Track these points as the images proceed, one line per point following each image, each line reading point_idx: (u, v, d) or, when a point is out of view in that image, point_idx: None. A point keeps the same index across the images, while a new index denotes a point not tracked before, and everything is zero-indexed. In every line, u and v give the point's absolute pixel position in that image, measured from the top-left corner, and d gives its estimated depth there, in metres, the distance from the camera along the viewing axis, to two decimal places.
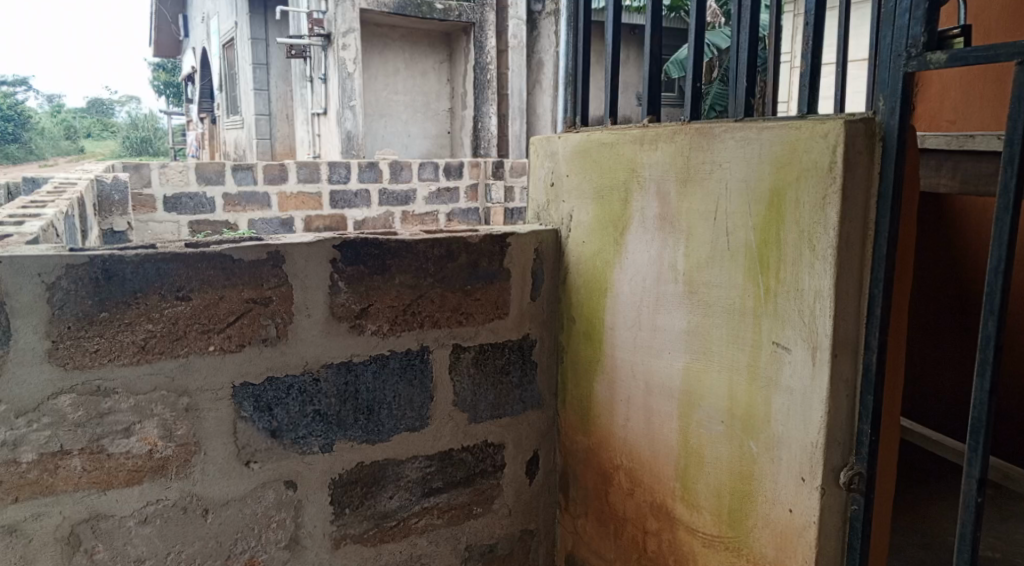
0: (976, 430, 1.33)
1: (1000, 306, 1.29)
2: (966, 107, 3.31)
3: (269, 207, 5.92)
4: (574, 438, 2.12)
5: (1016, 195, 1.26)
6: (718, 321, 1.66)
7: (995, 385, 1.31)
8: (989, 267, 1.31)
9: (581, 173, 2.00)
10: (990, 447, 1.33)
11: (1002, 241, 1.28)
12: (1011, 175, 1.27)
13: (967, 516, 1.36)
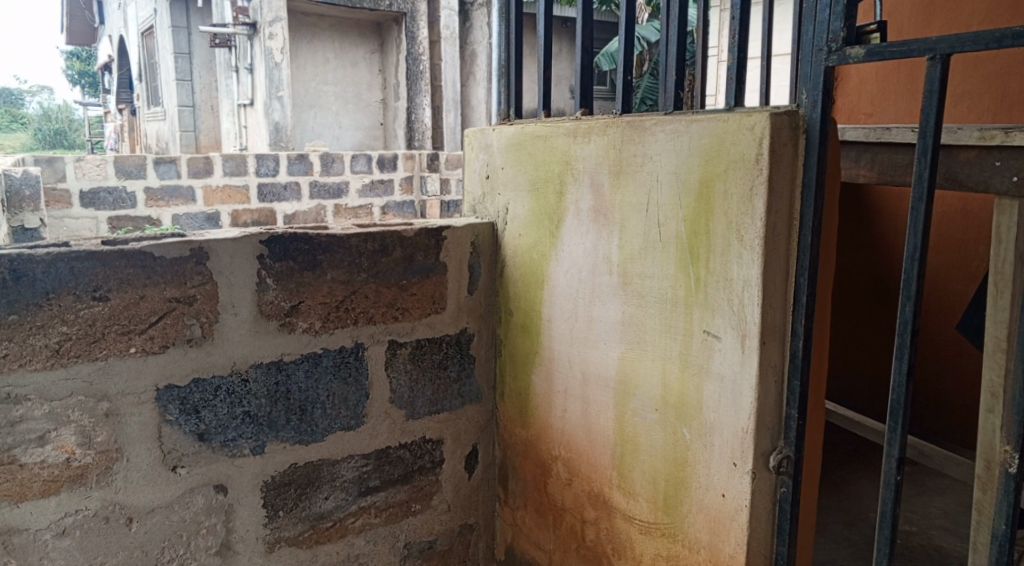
0: (895, 411, 1.37)
1: (917, 291, 1.33)
2: (883, 100, 3.40)
3: (194, 201, 5.77)
4: (512, 431, 2.11)
5: (929, 185, 1.30)
6: (651, 311, 1.68)
7: (913, 367, 1.35)
8: (906, 255, 1.35)
9: (516, 165, 1.99)
10: (909, 427, 1.37)
11: (917, 228, 1.32)
12: (924, 166, 1.31)
13: (888, 494, 1.40)
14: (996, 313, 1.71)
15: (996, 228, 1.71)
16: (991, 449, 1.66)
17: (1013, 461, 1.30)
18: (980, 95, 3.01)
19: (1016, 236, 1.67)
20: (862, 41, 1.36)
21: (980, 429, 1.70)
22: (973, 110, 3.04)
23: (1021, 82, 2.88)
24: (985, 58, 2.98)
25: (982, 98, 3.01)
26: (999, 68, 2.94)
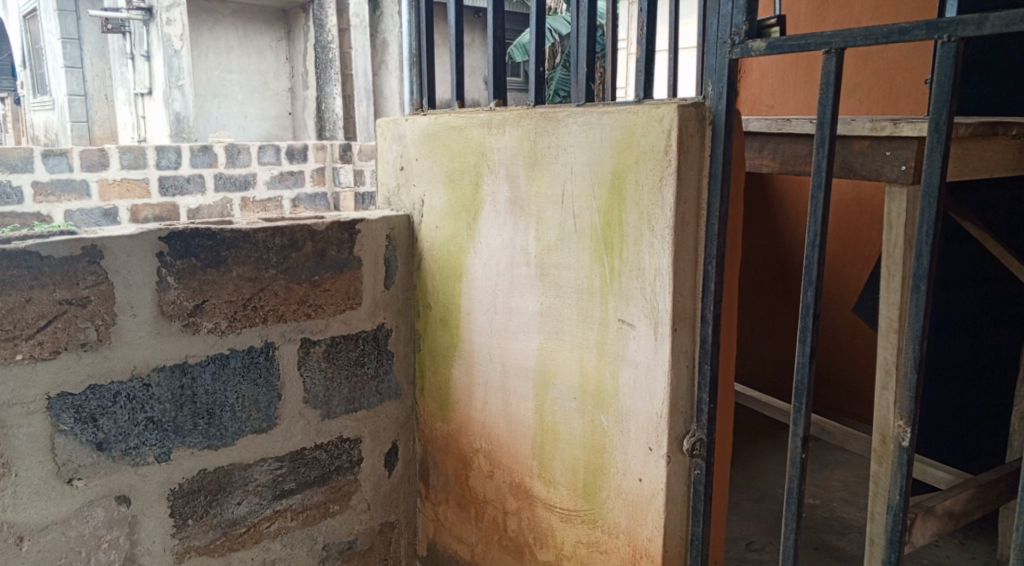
0: (799, 392, 1.41)
1: (818, 275, 1.36)
2: (784, 92, 3.50)
3: (90, 197, 5.00)
4: (433, 426, 2.09)
5: (827, 173, 1.33)
6: (568, 302, 1.68)
7: (815, 348, 1.39)
8: (807, 240, 1.38)
9: (431, 156, 1.96)
10: (813, 406, 1.41)
11: (817, 215, 1.35)
12: (823, 156, 1.34)
13: (793, 471, 1.44)
14: (888, 296, 1.80)
15: (886, 214, 1.77)
16: (886, 424, 1.84)
17: (905, 434, 1.35)
18: (869, 88, 3.13)
19: (905, 222, 1.74)
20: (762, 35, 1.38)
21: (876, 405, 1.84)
22: (865, 102, 3.15)
23: (909, 75, 3.00)
24: (874, 51, 3.10)
25: (872, 91, 3.13)
26: (887, 61, 3.07)
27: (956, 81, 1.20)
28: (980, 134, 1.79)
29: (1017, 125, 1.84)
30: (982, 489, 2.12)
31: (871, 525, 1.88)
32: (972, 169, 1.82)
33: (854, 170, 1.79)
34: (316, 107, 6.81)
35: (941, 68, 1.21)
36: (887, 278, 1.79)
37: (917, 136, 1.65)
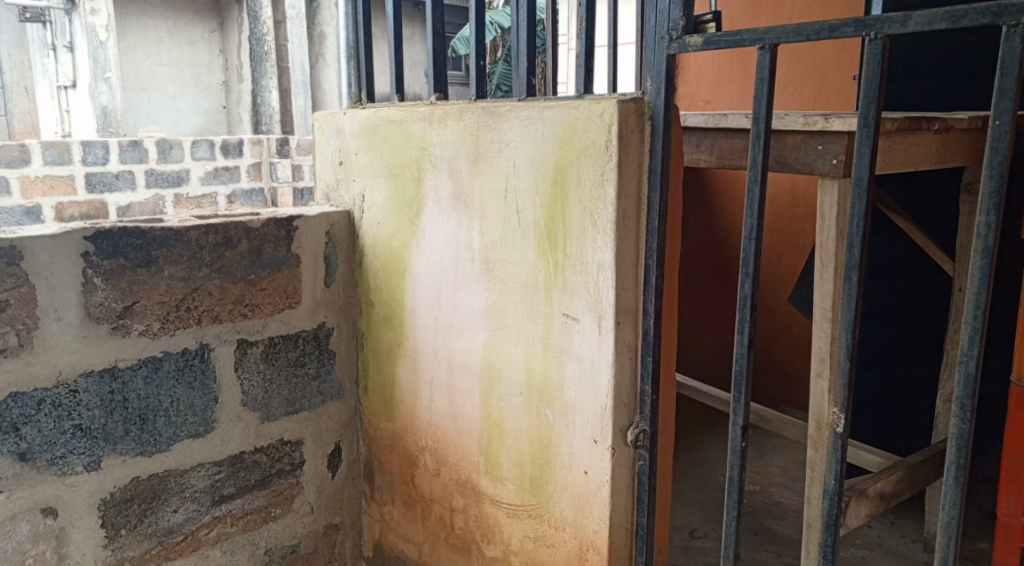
0: (738, 382, 1.42)
1: (755, 268, 1.37)
2: (721, 88, 3.55)
3: (8, 194, 4.64)
4: (377, 426, 2.06)
5: (763, 168, 1.34)
6: (513, 297, 1.67)
7: (754, 339, 1.41)
8: (744, 233, 1.39)
9: (371, 151, 1.93)
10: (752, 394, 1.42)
11: (753, 209, 1.36)
12: (759, 150, 1.35)
13: (734, 460, 1.45)
14: (822, 287, 1.83)
15: (819, 206, 1.80)
16: (820, 410, 1.89)
17: (839, 421, 1.36)
18: (801, 84, 3.19)
19: (836, 215, 1.77)
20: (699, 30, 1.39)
21: (811, 391, 1.88)
22: (797, 98, 3.21)
23: (838, 72, 3.07)
24: (805, 48, 3.16)
25: (804, 87, 3.19)
26: (817, 58, 3.13)
27: (882, 79, 1.22)
28: (905, 128, 1.83)
29: (940, 120, 1.90)
30: (910, 470, 2.20)
31: (808, 509, 1.92)
32: (898, 162, 1.86)
33: (788, 165, 1.80)
34: (251, 100, 6.39)
35: (868, 66, 1.22)
36: (821, 270, 1.82)
37: (847, 131, 1.69)
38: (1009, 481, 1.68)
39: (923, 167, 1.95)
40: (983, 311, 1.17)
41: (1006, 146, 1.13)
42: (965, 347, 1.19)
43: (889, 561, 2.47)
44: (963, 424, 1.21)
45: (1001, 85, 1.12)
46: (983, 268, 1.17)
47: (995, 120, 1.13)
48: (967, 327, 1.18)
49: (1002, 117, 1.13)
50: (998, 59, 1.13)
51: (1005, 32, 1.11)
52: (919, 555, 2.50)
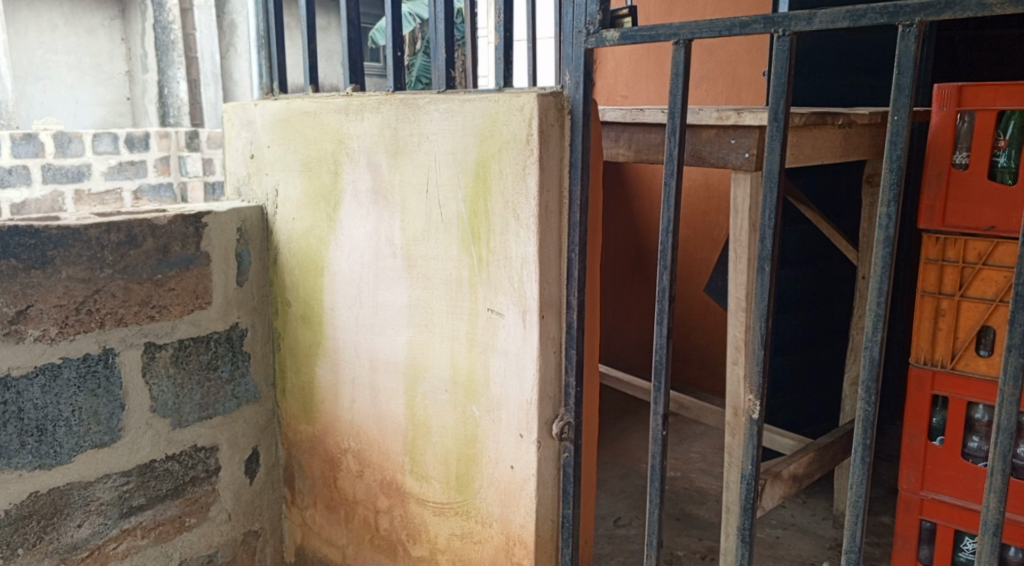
0: (658, 371, 1.42)
1: (673, 260, 1.37)
2: (638, 83, 3.58)
3: None
4: (296, 429, 2.00)
5: (679, 162, 1.35)
6: (437, 293, 1.64)
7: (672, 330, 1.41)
8: (662, 226, 1.40)
9: (284, 144, 1.86)
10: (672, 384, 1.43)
11: (671, 203, 1.37)
12: (675, 145, 1.35)
13: (656, 449, 1.46)
14: (736, 277, 1.85)
15: (732, 199, 1.83)
16: (736, 397, 1.92)
17: (754, 408, 1.37)
18: (714, 80, 3.24)
19: (749, 207, 1.80)
20: (616, 24, 1.39)
21: (727, 379, 1.91)
22: (710, 93, 3.27)
23: (749, 68, 3.13)
24: (717, 44, 3.21)
25: (717, 82, 3.24)
26: (729, 54, 3.19)
27: (791, 75, 1.23)
28: (812, 123, 1.88)
29: (843, 115, 1.95)
30: (820, 451, 2.27)
31: (727, 494, 1.96)
32: (806, 156, 1.90)
33: (703, 159, 1.83)
34: (157, 91, 5.90)
35: (777, 61, 1.23)
36: (735, 261, 1.84)
37: (759, 126, 1.71)
38: (909, 458, 2.05)
39: (828, 161, 2.00)
40: (885, 298, 1.19)
41: (904, 142, 1.14)
42: (868, 332, 1.21)
43: (803, 539, 2.54)
44: (868, 407, 1.23)
45: (897, 82, 1.13)
46: (885, 257, 1.19)
47: (893, 115, 1.14)
48: (871, 313, 1.20)
49: (900, 112, 1.14)
50: (895, 57, 1.14)
51: (902, 31, 1.12)
52: (829, 532, 2.59)
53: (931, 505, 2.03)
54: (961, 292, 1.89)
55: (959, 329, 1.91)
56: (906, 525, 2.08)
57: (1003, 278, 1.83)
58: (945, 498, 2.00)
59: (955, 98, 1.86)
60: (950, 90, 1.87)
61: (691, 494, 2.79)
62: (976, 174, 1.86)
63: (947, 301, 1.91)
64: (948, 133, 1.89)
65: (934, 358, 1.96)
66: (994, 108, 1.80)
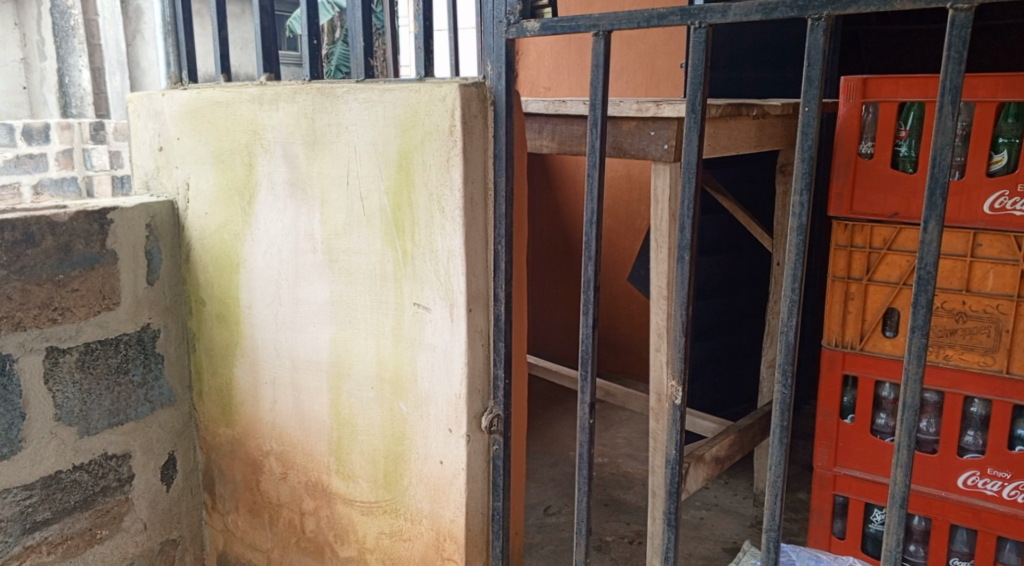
0: (585, 361, 1.41)
1: (598, 251, 1.37)
2: (560, 74, 3.58)
3: None
4: (215, 431, 1.93)
5: (601, 153, 1.34)
6: (361, 289, 1.59)
7: (598, 320, 1.40)
8: (586, 218, 1.39)
9: (194, 136, 1.79)
10: (599, 372, 1.42)
11: (594, 194, 1.36)
12: (596, 137, 1.34)
13: (584, 437, 1.45)
14: (657, 266, 1.86)
15: (652, 190, 1.83)
16: (660, 384, 1.94)
17: (677, 394, 1.37)
18: (634, 72, 3.27)
19: (669, 198, 1.81)
20: (536, 15, 1.37)
21: (651, 366, 1.92)
22: (630, 85, 3.29)
23: (667, 60, 3.16)
24: (636, 37, 3.24)
25: (636, 74, 3.27)
26: (648, 46, 3.21)
27: (708, 66, 1.23)
28: (728, 114, 1.90)
29: (757, 107, 1.98)
30: (741, 434, 2.31)
31: (653, 478, 1.97)
32: (723, 147, 1.93)
33: (624, 150, 1.83)
34: None
35: (694, 53, 1.23)
36: (656, 251, 1.85)
37: (677, 117, 1.73)
38: (822, 437, 2.09)
39: (743, 152, 2.04)
40: (800, 284, 1.20)
41: (815, 132, 1.15)
42: (784, 318, 1.22)
43: (726, 520, 2.59)
44: (784, 390, 1.24)
45: (808, 74, 1.14)
46: (798, 245, 1.20)
47: (803, 106, 1.15)
48: (785, 299, 1.21)
49: (811, 103, 1.15)
50: (805, 50, 1.15)
51: (811, 25, 1.13)
52: (750, 510, 2.65)
53: (844, 480, 2.09)
54: (869, 276, 1.95)
55: (868, 312, 1.97)
56: (821, 501, 2.14)
57: (907, 263, 1.90)
58: (856, 474, 2.06)
59: (860, 90, 1.91)
60: (855, 82, 1.91)
61: (618, 480, 2.82)
62: (880, 163, 1.92)
63: (856, 286, 1.97)
64: (854, 124, 1.93)
65: (844, 340, 2.01)
66: (896, 100, 1.86)
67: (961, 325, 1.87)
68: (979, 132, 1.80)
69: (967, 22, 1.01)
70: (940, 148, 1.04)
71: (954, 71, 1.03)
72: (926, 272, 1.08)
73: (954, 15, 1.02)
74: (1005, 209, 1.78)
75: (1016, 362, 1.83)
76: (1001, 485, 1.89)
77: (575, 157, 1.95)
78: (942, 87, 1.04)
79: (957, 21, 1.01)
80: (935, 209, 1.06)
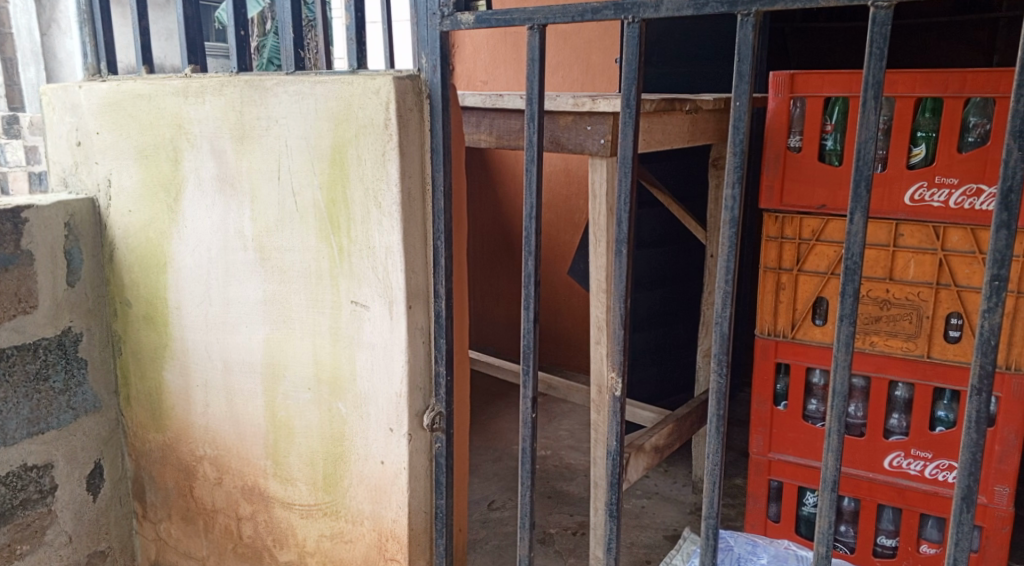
0: (526, 355, 1.39)
1: (537, 246, 1.35)
2: (496, 68, 3.56)
3: None
4: (145, 438, 1.86)
5: (539, 148, 1.32)
6: (295, 287, 1.55)
7: (539, 314, 1.39)
8: (525, 212, 1.37)
9: (115, 130, 1.71)
10: (539, 366, 1.41)
11: (532, 189, 1.34)
12: (533, 131, 1.32)
13: (526, 432, 1.43)
14: (596, 259, 1.86)
15: (590, 184, 1.83)
16: (600, 375, 1.94)
17: (617, 385, 1.36)
18: (569, 67, 3.26)
19: (606, 192, 1.81)
20: (470, 8, 1.34)
21: (591, 359, 1.92)
22: (566, 80, 3.29)
23: (602, 55, 3.18)
24: (572, 31, 3.24)
25: (572, 69, 3.27)
26: (583, 41, 3.22)
27: (642, 60, 1.22)
28: (662, 109, 1.91)
29: (690, 101, 1.99)
30: (679, 423, 2.33)
31: (595, 470, 1.97)
32: (657, 141, 1.93)
33: (561, 144, 1.82)
34: None
35: (627, 48, 1.22)
36: (595, 245, 1.85)
37: (612, 112, 1.72)
38: (757, 423, 2.12)
39: (677, 147, 2.05)
40: (732, 276, 1.20)
41: (746, 126, 1.16)
42: (718, 309, 1.23)
43: (667, 508, 2.62)
44: (720, 379, 1.24)
45: (738, 69, 1.14)
46: (731, 237, 1.20)
47: (735, 100, 1.15)
48: (719, 290, 1.22)
49: (741, 98, 1.15)
50: (735, 45, 1.15)
51: (740, 20, 1.12)
52: (689, 497, 2.68)
53: (778, 465, 2.12)
54: (799, 266, 1.98)
55: (798, 301, 2.00)
56: (756, 486, 2.16)
57: (834, 252, 1.94)
58: (789, 459, 2.09)
59: (789, 85, 1.93)
60: (783, 77, 1.94)
61: (560, 473, 2.82)
62: (808, 156, 1.95)
63: (786, 276, 2.00)
64: (782, 118, 1.96)
65: (776, 328, 2.04)
66: (823, 95, 1.89)
67: (886, 312, 1.91)
68: (900, 126, 1.84)
69: (887, 20, 1.02)
70: (863, 142, 1.06)
71: (875, 67, 1.04)
72: (852, 262, 1.10)
73: (875, 13, 1.03)
74: (924, 200, 1.83)
75: (937, 348, 1.88)
76: (924, 464, 1.94)
77: (513, 151, 1.93)
78: (865, 82, 1.05)
79: (878, 18, 1.02)
80: (860, 200, 1.08)
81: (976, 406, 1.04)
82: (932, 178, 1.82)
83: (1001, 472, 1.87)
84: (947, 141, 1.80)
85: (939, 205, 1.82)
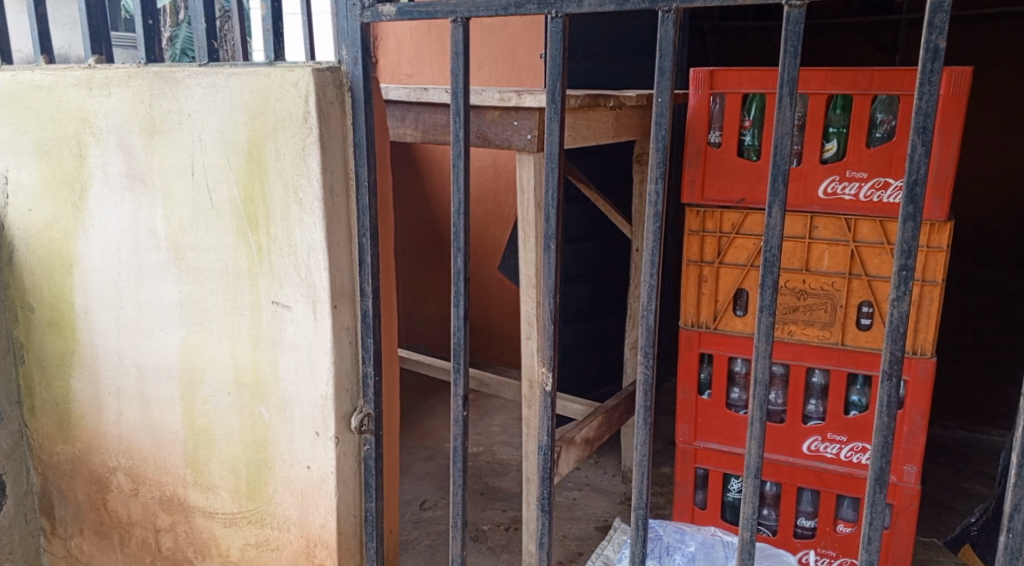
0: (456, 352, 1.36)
1: (465, 243, 1.32)
2: (421, 62, 3.51)
3: None
4: (52, 450, 1.76)
5: (465, 143, 1.28)
6: (212, 289, 1.48)
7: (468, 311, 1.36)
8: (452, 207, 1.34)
9: (12, 124, 1.61)
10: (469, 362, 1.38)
11: (460, 184, 1.30)
12: (459, 125, 1.28)
13: (456, 430, 1.40)
14: (525, 255, 1.84)
15: (518, 180, 1.80)
16: (531, 371, 1.93)
17: (547, 380, 1.34)
18: (495, 61, 3.24)
19: (534, 187, 1.79)
20: None
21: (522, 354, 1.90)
22: (492, 75, 3.26)
23: (527, 51, 3.16)
24: (497, 26, 3.21)
25: (498, 64, 3.24)
26: (508, 36, 3.20)
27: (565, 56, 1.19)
28: (586, 105, 1.90)
29: (614, 98, 1.99)
30: (608, 415, 2.34)
31: (527, 464, 1.96)
32: (582, 137, 1.93)
33: (488, 139, 1.79)
34: None
35: (551, 42, 1.19)
36: (523, 240, 1.84)
37: (538, 107, 1.71)
38: (682, 413, 2.14)
39: (601, 143, 2.04)
40: (657, 270, 1.19)
41: (667, 121, 1.14)
42: (644, 302, 1.22)
43: (598, 500, 2.62)
44: (647, 370, 1.23)
45: (660, 65, 1.13)
46: (654, 231, 1.19)
47: (656, 96, 1.14)
48: (644, 283, 1.21)
49: (663, 94, 1.14)
50: (657, 41, 1.14)
51: (662, 16, 1.11)
52: (619, 487, 2.69)
53: (704, 453, 2.14)
54: (720, 259, 2.00)
55: (721, 293, 2.02)
56: (683, 474, 2.18)
57: (754, 245, 1.96)
58: (714, 446, 2.12)
59: (708, 81, 1.94)
60: (702, 74, 1.95)
61: (492, 469, 2.80)
62: (728, 151, 1.97)
63: (708, 268, 2.01)
64: (702, 114, 1.97)
65: (699, 320, 2.06)
66: (741, 91, 1.91)
67: (803, 302, 1.95)
68: (813, 121, 1.88)
69: (801, 18, 1.02)
70: (780, 137, 1.06)
71: (790, 64, 1.04)
72: (771, 254, 1.09)
73: (789, 11, 1.02)
74: (837, 193, 1.87)
75: (850, 336, 1.93)
76: (841, 447, 1.99)
77: (439, 145, 1.90)
78: (780, 79, 1.05)
79: (791, 16, 1.02)
80: (778, 194, 1.08)
81: (887, 391, 1.05)
82: (844, 172, 1.86)
83: (910, 453, 1.93)
84: (857, 136, 1.84)
85: (850, 197, 1.86)
